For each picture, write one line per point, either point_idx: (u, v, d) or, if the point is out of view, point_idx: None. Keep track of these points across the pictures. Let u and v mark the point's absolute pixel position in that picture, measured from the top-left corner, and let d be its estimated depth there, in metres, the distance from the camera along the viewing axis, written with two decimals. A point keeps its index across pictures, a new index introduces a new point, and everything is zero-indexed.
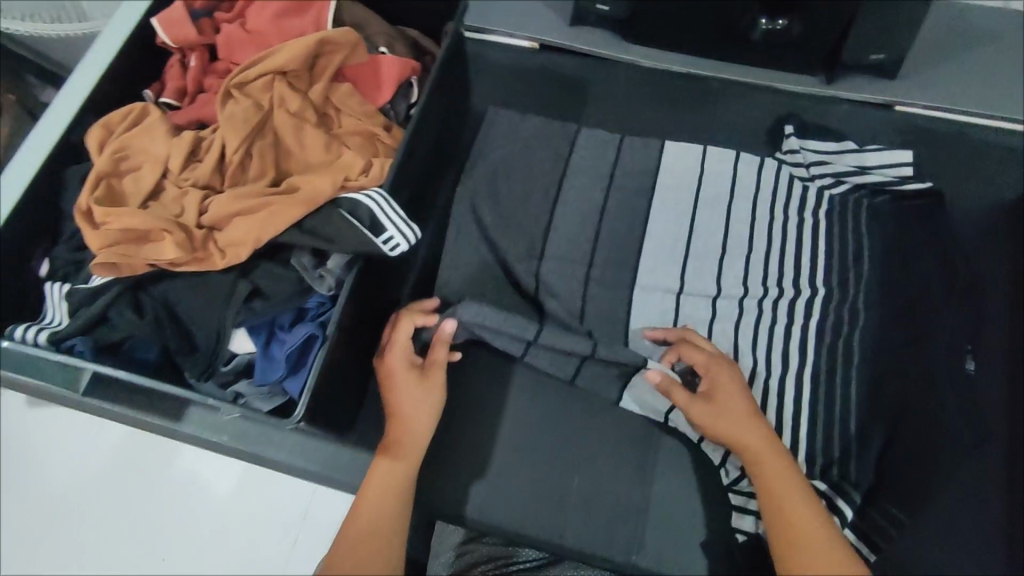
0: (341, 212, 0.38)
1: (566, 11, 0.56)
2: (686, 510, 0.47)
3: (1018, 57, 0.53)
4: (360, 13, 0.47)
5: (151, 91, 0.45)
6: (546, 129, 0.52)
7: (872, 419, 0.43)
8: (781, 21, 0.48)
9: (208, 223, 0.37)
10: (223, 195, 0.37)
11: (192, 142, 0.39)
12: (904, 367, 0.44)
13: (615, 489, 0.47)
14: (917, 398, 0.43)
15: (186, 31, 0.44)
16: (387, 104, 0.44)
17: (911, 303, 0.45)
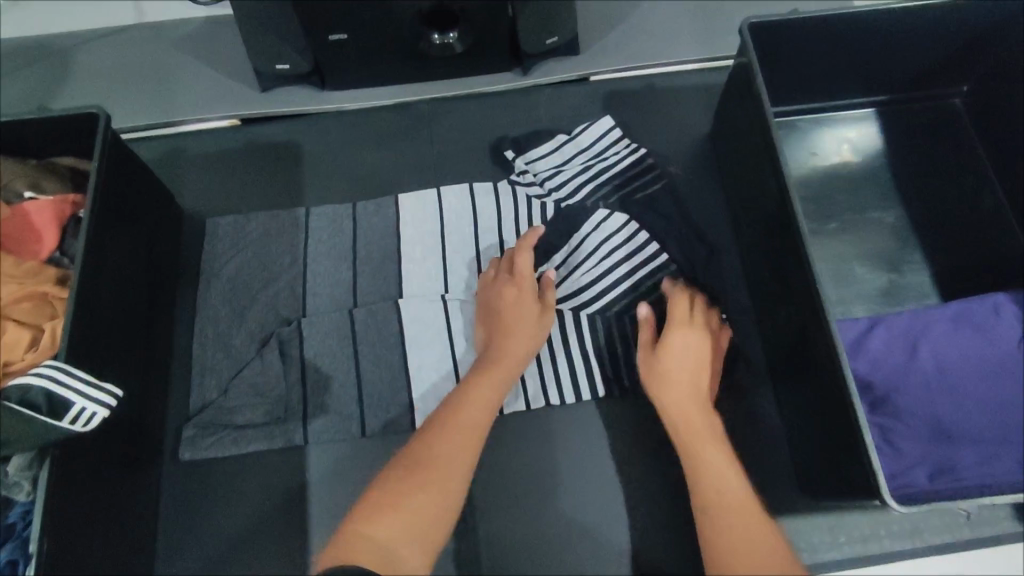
0: (17, 402, 0.61)
1: (242, 104, 1.04)
2: (517, 553, 0.81)
3: (656, 89, 1.06)
4: (5, 168, 0.77)
5: None
6: (415, 176, 1.01)
7: (805, 452, 0.80)
8: (451, 34, 0.96)
9: None
10: None
11: None
12: (786, 391, 0.83)
13: (520, 542, 0.82)
14: (794, 413, 0.82)
15: None
16: (56, 251, 0.76)
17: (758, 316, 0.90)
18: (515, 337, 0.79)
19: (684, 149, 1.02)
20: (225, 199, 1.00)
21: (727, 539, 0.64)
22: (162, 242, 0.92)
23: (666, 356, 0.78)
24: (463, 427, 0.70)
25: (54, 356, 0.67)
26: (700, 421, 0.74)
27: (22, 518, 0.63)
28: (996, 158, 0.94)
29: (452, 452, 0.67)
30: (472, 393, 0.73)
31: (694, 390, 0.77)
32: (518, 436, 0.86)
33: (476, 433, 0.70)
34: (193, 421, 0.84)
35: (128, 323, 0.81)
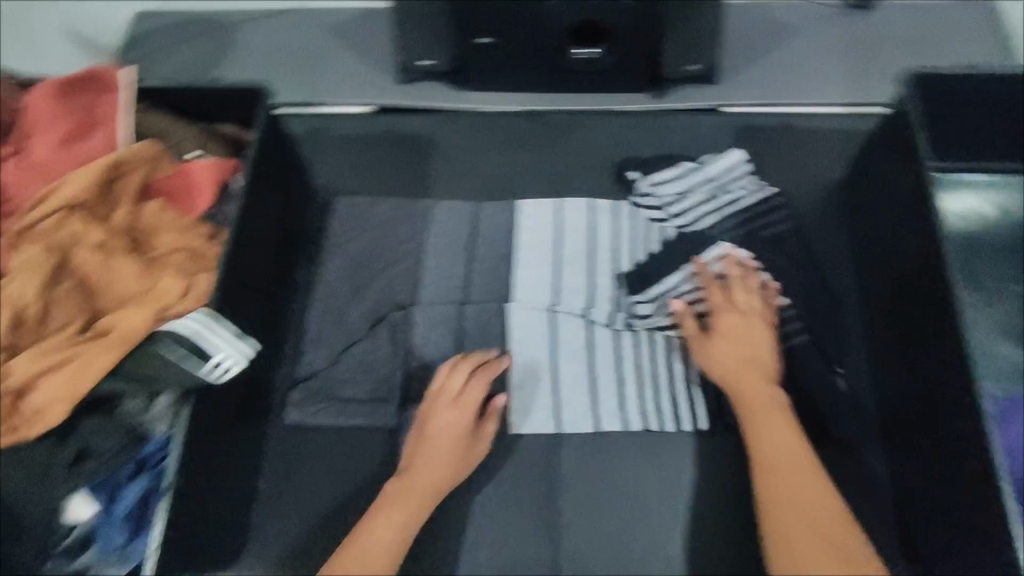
0: (166, 344, 0.65)
1: (381, 95, 1.09)
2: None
3: (791, 128, 1.03)
4: (177, 130, 0.83)
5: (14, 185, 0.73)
6: (536, 184, 1.03)
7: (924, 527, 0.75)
8: (596, 50, 0.98)
9: (10, 394, 0.63)
10: (23, 364, 0.63)
11: (39, 277, 0.67)
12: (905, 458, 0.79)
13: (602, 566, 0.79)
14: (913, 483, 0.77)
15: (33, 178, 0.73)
16: (210, 210, 0.81)
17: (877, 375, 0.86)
18: (436, 446, 0.78)
19: (815, 192, 0.99)
20: (353, 180, 1.04)
21: (790, 537, 0.67)
22: (291, 216, 0.97)
23: (721, 338, 0.81)
24: (369, 564, 0.71)
25: (202, 306, 0.71)
26: (753, 393, 0.77)
27: (159, 450, 0.67)
28: None
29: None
30: (376, 520, 0.74)
31: (745, 364, 0.79)
32: (612, 455, 0.84)
33: (405, 527, 0.74)
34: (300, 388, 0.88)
35: (259, 286, 0.85)
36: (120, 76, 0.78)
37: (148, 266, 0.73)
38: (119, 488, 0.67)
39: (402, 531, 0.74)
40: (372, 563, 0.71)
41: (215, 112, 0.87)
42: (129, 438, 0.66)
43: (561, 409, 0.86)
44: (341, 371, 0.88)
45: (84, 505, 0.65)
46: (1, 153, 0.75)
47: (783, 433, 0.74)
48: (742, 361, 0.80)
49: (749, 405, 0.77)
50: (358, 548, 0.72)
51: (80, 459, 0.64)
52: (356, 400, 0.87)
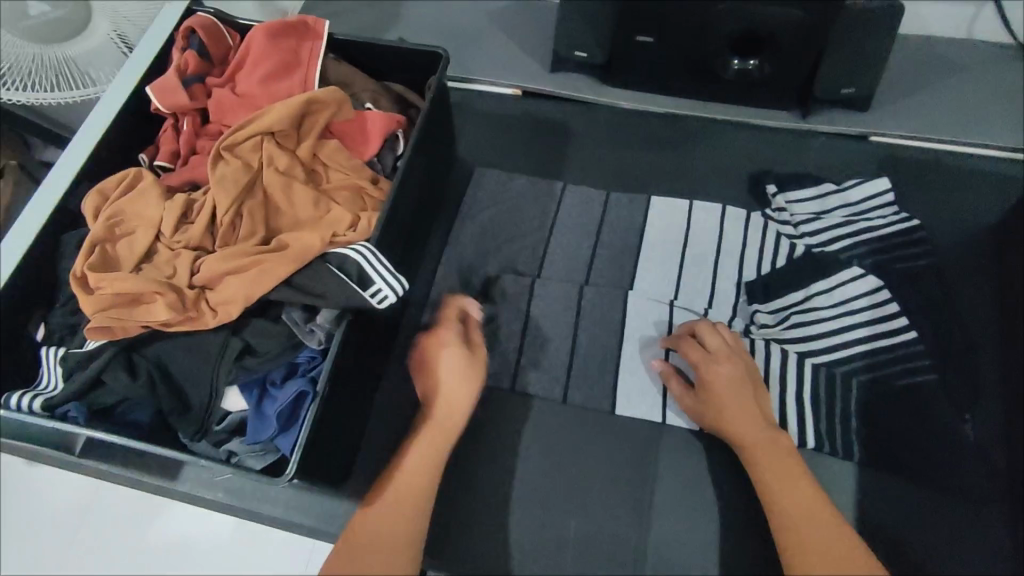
0: (333, 266, 0.72)
1: (531, 79, 1.14)
2: (683, 568, 0.79)
3: (944, 165, 1.00)
4: (356, 80, 0.91)
5: (223, 110, 0.84)
6: (669, 183, 1.05)
7: None
8: (751, 61, 0.99)
9: (200, 282, 0.71)
10: (212, 259, 0.71)
11: (238, 191, 0.76)
12: None
13: (689, 559, 0.80)
14: None
15: (241, 107, 0.84)
16: (372, 155, 0.88)
17: (1006, 427, 0.83)
18: (450, 391, 0.78)
19: (959, 234, 0.95)
20: (491, 155, 1.10)
21: None
22: (443, 180, 1.02)
23: (709, 388, 0.79)
24: (409, 485, 0.72)
25: (365, 240, 0.77)
26: (772, 467, 0.73)
27: (310, 359, 0.74)
28: None
29: (398, 511, 0.70)
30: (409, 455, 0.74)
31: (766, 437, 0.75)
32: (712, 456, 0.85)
33: (435, 457, 0.74)
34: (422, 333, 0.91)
35: (405, 233, 0.91)
36: (324, 27, 0.89)
37: (320, 197, 0.81)
38: (269, 388, 0.73)
39: (427, 466, 0.73)
40: (409, 485, 0.72)
41: (392, 71, 0.95)
42: (287, 344, 0.72)
43: (669, 403, 0.87)
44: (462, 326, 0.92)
45: (238, 397, 0.72)
46: (215, 83, 0.85)
47: (784, 483, 0.72)
48: (732, 407, 0.77)
49: (763, 471, 0.73)
50: (398, 477, 0.73)
51: (244, 354, 0.72)
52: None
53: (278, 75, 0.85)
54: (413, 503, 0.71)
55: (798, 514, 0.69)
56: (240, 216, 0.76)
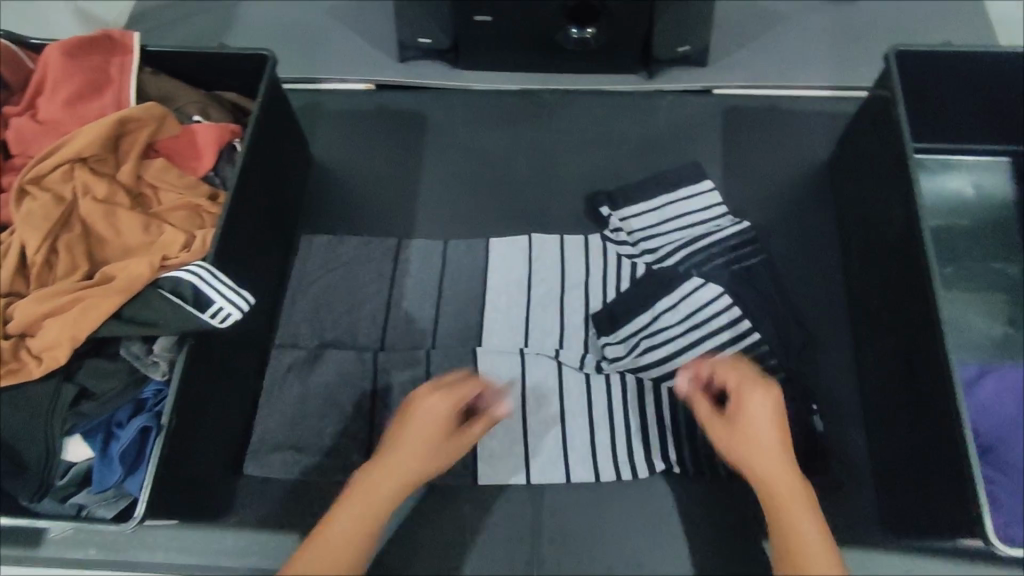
0: (167, 290, 0.68)
1: (381, 72, 1.12)
2: (573, 527, 0.83)
3: (779, 109, 1.06)
4: (179, 93, 0.86)
5: (27, 141, 0.77)
6: (529, 160, 1.06)
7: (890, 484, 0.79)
8: (588, 31, 1.00)
9: (17, 330, 0.66)
10: (26, 303, 0.66)
11: (51, 227, 0.71)
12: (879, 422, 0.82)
13: (577, 517, 0.84)
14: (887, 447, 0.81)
15: (47, 136, 0.77)
16: (210, 170, 0.83)
17: (854, 345, 0.89)
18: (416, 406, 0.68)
19: (797, 173, 1.02)
20: (350, 154, 1.07)
21: None
22: (287, 193, 0.97)
23: (744, 418, 0.67)
24: (372, 505, 0.64)
25: (201, 258, 0.74)
26: (786, 488, 0.64)
27: (158, 393, 0.69)
28: None
29: (342, 537, 0.62)
30: (372, 474, 0.65)
31: (780, 456, 0.66)
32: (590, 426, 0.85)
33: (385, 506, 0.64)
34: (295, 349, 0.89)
35: (258, 246, 0.88)
36: (134, 40, 0.82)
37: (150, 221, 0.76)
38: (114, 431, 0.68)
39: (387, 488, 0.65)
40: (373, 500, 0.64)
41: (220, 81, 0.91)
42: (130, 379, 0.69)
43: (534, 386, 0.87)
44: (336, 336, 0.91)
45: (81, 445, 0.67)
46: (14, 111, 0.79)
47: (786, 476, 0.65)
48: (766, 435, 0.66)
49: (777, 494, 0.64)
50: (354, 494, 0.65)
51: (79, 399, 0.67)
52: (349, 361, 0.89)
53: (85, 97, 0.79)
54: (365, 528, 0.63)
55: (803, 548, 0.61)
56: (56, 252, 0.72)
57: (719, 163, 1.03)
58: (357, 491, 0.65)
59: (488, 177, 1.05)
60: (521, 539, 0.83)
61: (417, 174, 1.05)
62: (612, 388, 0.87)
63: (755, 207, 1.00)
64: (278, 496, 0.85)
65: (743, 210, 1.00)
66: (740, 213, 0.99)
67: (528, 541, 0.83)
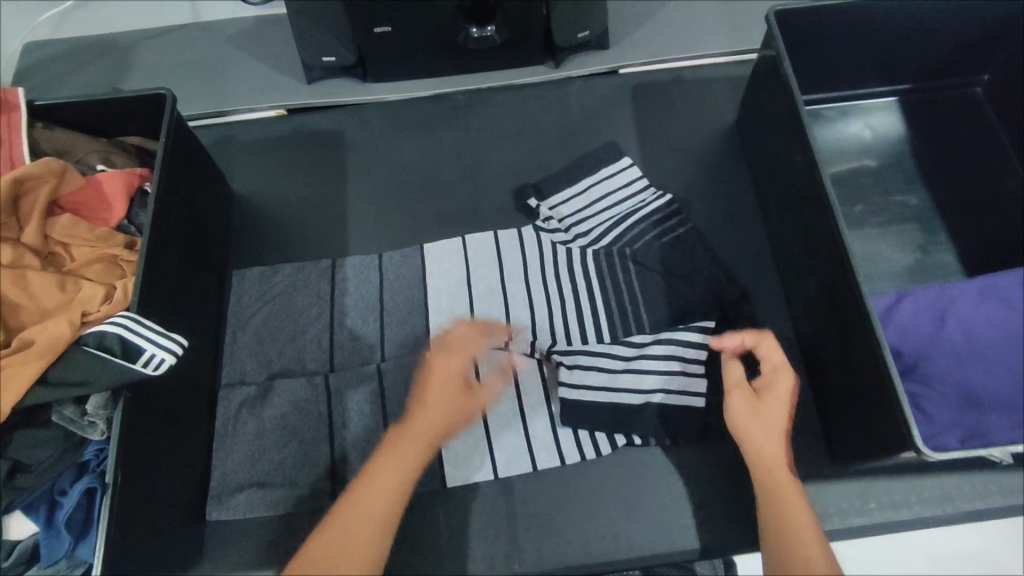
0: (93, 345, 0.66)
1: (290, 95, 1.10)
2: (543, 511, 0.86)
3: (683, 79, 1.10)
4: (79, 145, 0.83)
5: None
6: (451, 162, 1.07)
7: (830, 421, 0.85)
8: (488, 28, 1.02)
9: None
10: None
11: None
12: (815, 364, 0.88)
13: (548, 501, 0.86)
14: (823, 386, 0.86)
15: None
16: (122, 218, 0.81)
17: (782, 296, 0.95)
18: (427, 416, 0.74)
19: (708, 139, 1.06)
20: (271, 183, 1.06)
21: None
22: (211, 228, 0.95)
23: (768, 402, 0.76)
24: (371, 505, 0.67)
25: (125, 309, 0.72)
26: (774, 469, 0.72)
27: (99, 453, 0.69)
28: (1008, 126, 0.98)
29: (356, 542, 0.64)
30: (372, 479, 0.69)
31: (778, 433, 0.74)
32: (548, 413, 0.89)
33: (382, 520, 0.67)
34: (243, 387, 0.88)
35: (186, 287, 0.86)
36: (18, 96, 0.79)
37: (65, 278, 0.73)
38: (57, 499, 0.67)
39: (393, 481, 0.69)
40: (375, 502, 0.68)
41: (122, 126, 0.88)
42: (66, 442, 0.67)
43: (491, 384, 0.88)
44: (283, 367, 0.90)
45: (24, 522, 0.66)
46: None
47: (776, 450, 0.73)
48: (775, 415, 0.75)
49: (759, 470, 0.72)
50: (352, 505, 0.67)
51: (14, 474, 0.64)
52: (299, 390, 0.88)
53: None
54: (368, 530, 0.66)
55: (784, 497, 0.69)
56: None
57: (635, 139, 1.07)
58: (358, 491, 0.68)
59: (413, 186, 1.05)
60: (497, 531, 0.85)
61: (342, 192, 1.05)
62: (567, 372, 0.87)
63: (674, 178, 1.04)
64: (248, 537, 0.83)
65: (663, 182, 1.04)
66: (660, 186, 1.03)
67: (503, 533, 0.85)
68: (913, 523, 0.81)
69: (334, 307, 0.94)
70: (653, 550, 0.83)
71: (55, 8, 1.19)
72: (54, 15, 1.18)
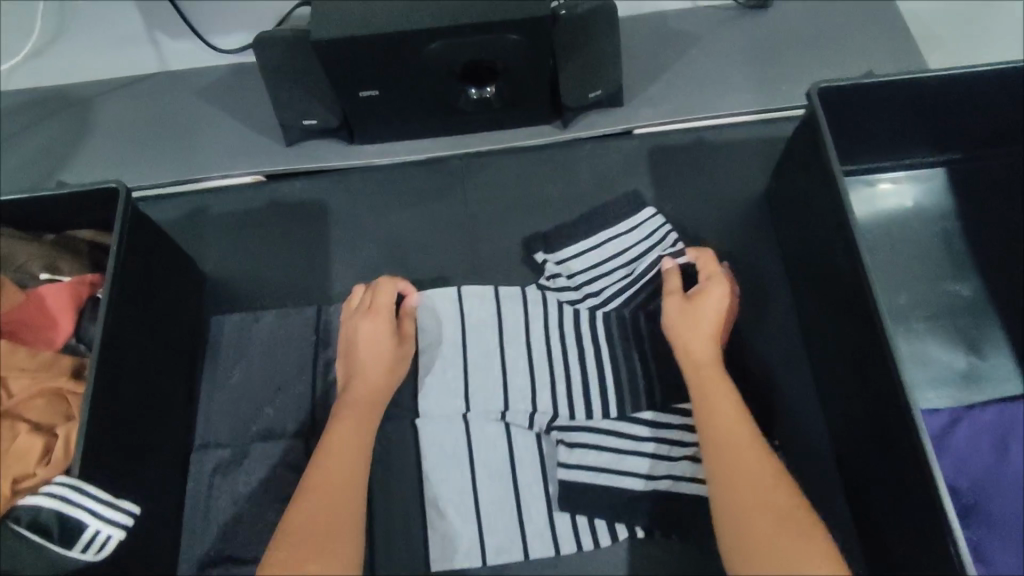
0: (25, 525, 0.56)
1: (267, 160, 0.99)
2: None
3: (706, 141, 0.99)
4: (20, 248, 0.73)
5: None
6: (447, 237, 0.96)
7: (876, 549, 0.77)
8: (488, 88, 0.91)
9: None
10: None
11: None
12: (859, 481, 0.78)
13: None
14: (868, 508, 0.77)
15: None
16: (70, 338, 0.71)
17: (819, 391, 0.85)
18: (367, 374, 0.77)
19: (734, 210, 0.96)
20: (247, 262, 0.95)
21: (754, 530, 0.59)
22: (182, 322, 0.85)
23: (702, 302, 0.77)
24: (343, 453, 0.68)
25: (66, 468, 0.62)
26: (710, 386, 0.71)
27: None
28: None
29: (341, 481, 0.65)
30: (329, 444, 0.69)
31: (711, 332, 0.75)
32: (546, 495, 0.80)
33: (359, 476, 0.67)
34: (219, 449, 0.81)
35: (147, 408, 0.75)
36: None
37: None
38: None
39: (359, 464, 0.68)
40: (344, 456, 0.68)
41: (73, 218, 0.77)
42: None
43: (485, 462, 0.81)
44: (262, 430, 0.82)
45: None
46: None
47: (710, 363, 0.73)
48: (706, 325, 0.75)
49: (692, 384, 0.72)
50: (318, 469, 0.67)
51: None
52: (278, 472, 0.80)
53: None
54: (343, 488, 0.65)
55: (715, 409, 0.69)
56: None
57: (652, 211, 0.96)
58: (325, 453, 0.69)
59: (404, 265, 0.95)
60: None
61: (326, 275, 0.94)
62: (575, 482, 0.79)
63: None
64: None
65: None
66: None
67: None
68: None
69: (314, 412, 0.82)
70: None
71: None
72: None
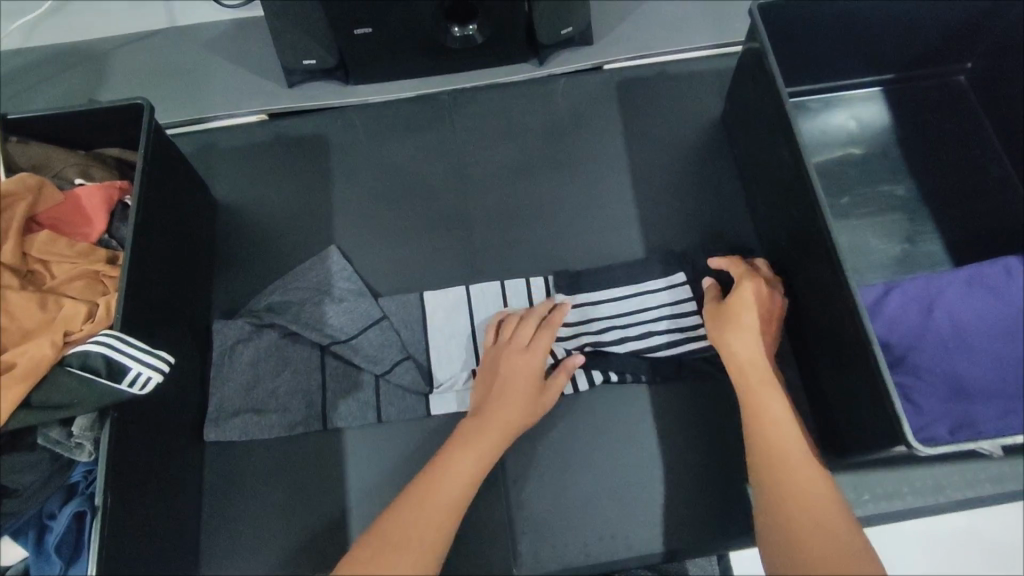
0: (78, 364, 0.65)
1: (271, 99, 1.08)
2: (540, 510, 0.86)
3: (669, 73, 1.10)
4: (55, 159, 0.82)
5: None
6: (437, 163, 1.06)
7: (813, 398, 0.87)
8: (471, 28, 1.02)
9: None
10: None
11: None
12: (801, 336, 0.88)
13: (543, 501, 0.87)
14: (808, 359, 0.87)
15: None
16: (105, 233, 0.80)
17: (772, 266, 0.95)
18: (508, 406, 0.78)
19: (695, 132, 1.06)
20: (256, 190, 1.05)
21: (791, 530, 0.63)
22: (192, 248, 0.93)
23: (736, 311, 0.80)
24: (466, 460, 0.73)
25: (108, 327, 0.71)
26: (762, 415, 0.73)
27: (87, 474, 0.69)
28: (993, 114, 0.98)
29: (449, 492, 0.70)
30: (452, 457, 0.73)
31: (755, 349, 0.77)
32: None
33: (468, 480, 0.72)
34: (238, 322, 0.90)
35: (171, 300, 0.84)
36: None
37: (45, 296, 0.72)
38: (46, 522, 0.68)
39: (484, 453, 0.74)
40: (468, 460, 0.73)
41: (101, 138, 0.87)
42: (54, 465, 0.67)
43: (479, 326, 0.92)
44: (273, 307, 0.92)
45: (16, 545, 0.68)
46: None
47: (761, 384, 0.75)
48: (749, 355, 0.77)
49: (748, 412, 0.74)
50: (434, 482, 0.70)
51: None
52: (292, 342, 0.90)
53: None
54: (439, 520, 0.68)
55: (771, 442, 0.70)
56: None
57: (622, 134, 1.06)
58: (440, 463, 0.73)
59: (399, 188, 1.04)
60: (494, 531, 0.86)
61: (328, 198, 1.03)
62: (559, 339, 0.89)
63: (661, 173, 1.03)
64: (250, 548, 0.85)
65: (652, 177, 1.03)
66: (649, 182, 1.03)
67: (499, 533, 0.86)
68: (900, 512, 0.83)
69: (321, 306, 0.91)
70: (648, 545, 0.85)
71: (23, 17, 1.16)
72: (21, 26, 1.15)
